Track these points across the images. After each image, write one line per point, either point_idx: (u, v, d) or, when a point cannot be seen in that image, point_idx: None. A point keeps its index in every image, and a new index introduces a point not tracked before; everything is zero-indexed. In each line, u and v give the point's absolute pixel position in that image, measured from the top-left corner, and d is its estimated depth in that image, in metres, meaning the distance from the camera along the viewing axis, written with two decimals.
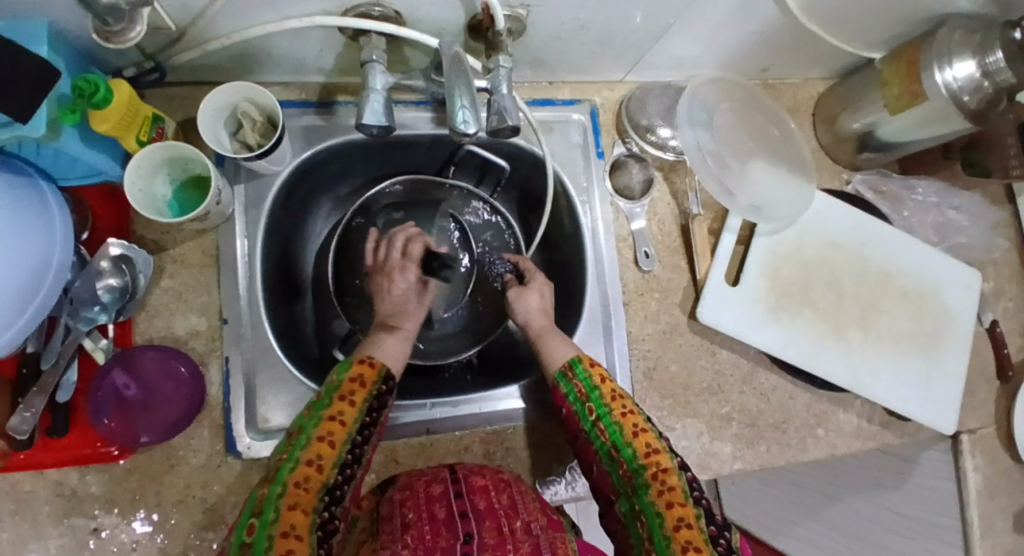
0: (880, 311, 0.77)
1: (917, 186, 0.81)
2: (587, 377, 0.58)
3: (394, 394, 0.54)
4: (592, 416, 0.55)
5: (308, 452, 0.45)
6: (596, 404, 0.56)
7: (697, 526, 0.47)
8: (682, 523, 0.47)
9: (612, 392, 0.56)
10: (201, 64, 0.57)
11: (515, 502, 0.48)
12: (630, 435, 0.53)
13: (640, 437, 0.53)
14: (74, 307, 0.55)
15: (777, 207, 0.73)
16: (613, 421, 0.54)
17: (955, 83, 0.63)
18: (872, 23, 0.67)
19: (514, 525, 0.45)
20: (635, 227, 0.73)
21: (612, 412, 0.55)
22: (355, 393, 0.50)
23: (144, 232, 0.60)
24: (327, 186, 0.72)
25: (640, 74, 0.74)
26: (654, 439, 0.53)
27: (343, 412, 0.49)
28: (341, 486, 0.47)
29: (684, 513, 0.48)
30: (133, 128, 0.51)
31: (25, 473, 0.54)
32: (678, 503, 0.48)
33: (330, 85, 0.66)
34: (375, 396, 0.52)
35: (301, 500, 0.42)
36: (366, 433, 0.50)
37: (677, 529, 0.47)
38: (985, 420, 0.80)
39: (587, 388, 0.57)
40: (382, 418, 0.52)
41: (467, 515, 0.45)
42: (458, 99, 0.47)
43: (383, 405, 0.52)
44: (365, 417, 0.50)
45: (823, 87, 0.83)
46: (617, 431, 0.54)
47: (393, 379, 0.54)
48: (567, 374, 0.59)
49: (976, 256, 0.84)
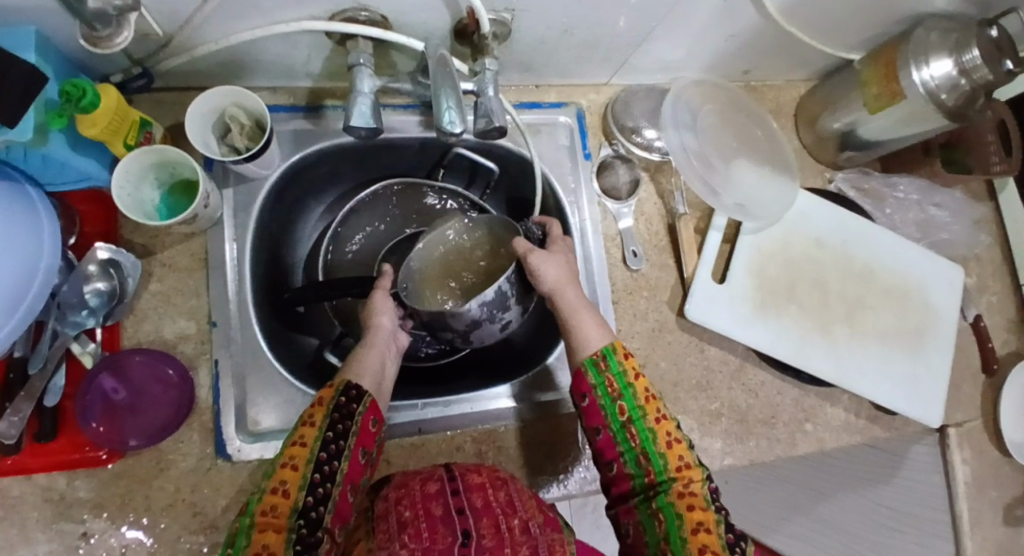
0: (865, 307, 0.78)
1: (899, 184, 0.83)
2: (623, 373, 0.55)
3: (361, 402, 0.51)
4: (624, 417, 0.54)
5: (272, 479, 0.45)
6: (628, 405, 0.54)
7: (716, 532, 0.48)
8: (701, 526, 0.48)
9: (646, 393, 0.54)
10: (189, 70, 0.57)
11: (512, 500, 0.49)
12: (663, 445, 0.52)
13: (673, 448, 0.52)
14: (62, 312, 0.56)
15: (762, 205, 0.74)
16: (647, 426, 0.53)
17: (932, 81, 0.64)
18: (851, 25, 0.68)
19: (512, 524, 0.46)
20: (623, 227, 0.73)
21: (646, 416, 0.53)
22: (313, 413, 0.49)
23: (133, 236, 0.60)
24: (316, 190, 0.72)
25: (625, 77, 0.75)
26: (685, 449, 0.52)
27: (303, 436, 0.48)
28: (319, 505, 0.45)
29: (703, 517, 0.49)
30: (121, 133, 0.52)
31: (13, 480, 0.54)
32: (699, 508, 0.49)
33: (319, 90, 0.66)
34: (336, 410, 0.50)
35: (272, 524, 0.43)
36: (332, 447, 0.48)
37: (695, 532, 0.48)
38: (971, 413, 0.82)
39: (620, 385, 0.54)
40: (349, 429, 0.50)
41: (463, 512, 0.45)
42: (444, 100, 0.48)
43: (347, 416, 0.50)
44: (328, 432, 0.48)
45: (805, 88, 0.84)
46: (648, 438, 0.52)
47: (355, 388, 0.52)
48: (598, 364, 0.55)
49: (959, 252, 0.85)
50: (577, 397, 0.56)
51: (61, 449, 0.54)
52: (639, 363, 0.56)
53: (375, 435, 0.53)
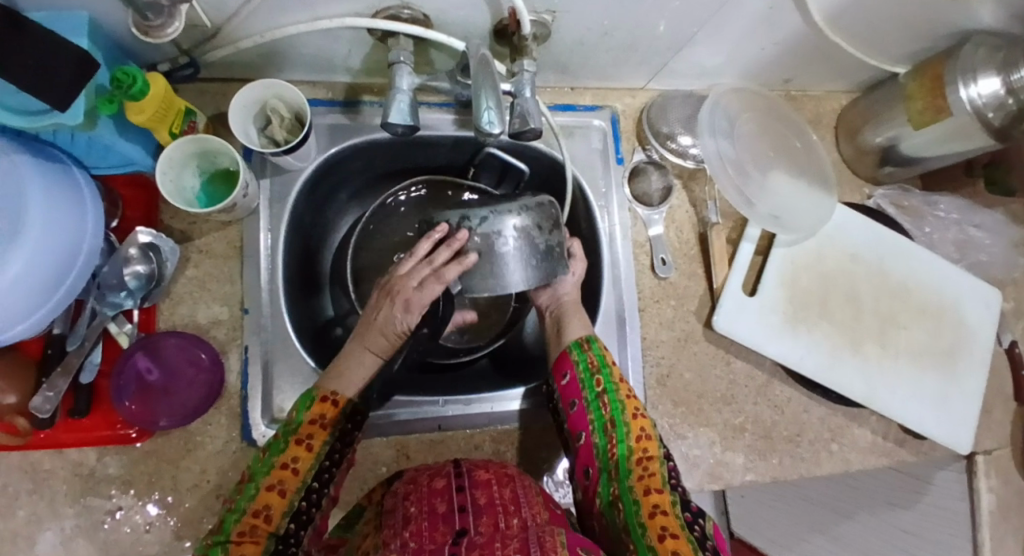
0: (898, 326, 0.76)
1: (940, 202, 0.80)
2: (602, 358, 0.60)
3: (360, 430, 0.55)
4: (598, 388, 0.57)
5: (256, 502, 0.47)
6: (604, 378, 0.58)
7: (671, 512, 0.48)
8: (657, 509, 0.48)
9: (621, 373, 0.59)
10: (233, 61, 0.58)
11: (517, 497, 0.48)
12: (629, 416, 0.56)
13: (637, 420, 0.56)
14: (101, 292, 0.57)
15: (797, 217, 0.73)
16: (618, 398, 0.57)
17: (980, 99, 0.62)
18: (897, 38, 0.67)
19: (511, 522, 0.44)
20: (652, 234, 0.73)
21: (618, 392, 0.57)
22: (313, 438, 0.51)
23: (172, 221, 0.61)
24: (349, 185, 0.73)
25: (662, 82, 0.74)
26: (648, 427, 0.56)
27: (297, 459, 0.49)
28: (301, 529, 0.48)
29: (659, 499, 0.49)
30: (167, 121, 0.53)
31: (46, 452, 0.56)
32: (655, 490, 0.50)
33: (356, 85, 0.67)
34: (338, 437, 0.52)
35: (250, 541, 0.44)
36: (324, 477, 0.51)
37: (652, 516, 0.48)
38: (1002, 441, 0.79)
39: (599, 362, 0.59)
40: (343, 456, 0.53)
41: (465, 510, 0.45)
42: (484, 99, 0.48)
43: (348, 444, 0.53)
44: (324, 460, 0.51)
45: (846, 100, 0.82)
46: (618, 409, 0.56)
47: (362, 415, 0.55)
48: (581, 345, 0.61)
49: (998, 274, 0.83)
50: (558, 376, 0.61)
51: (93, 426, 0.56)
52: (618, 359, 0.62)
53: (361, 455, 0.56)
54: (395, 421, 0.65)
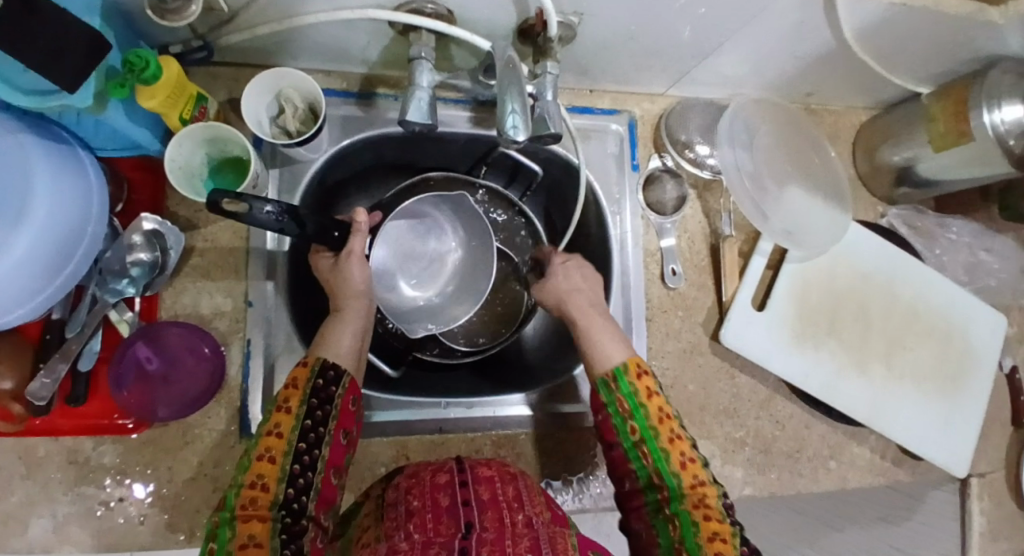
0: (904, 349, 0.76)
1: (953, 225, 0.80)
2: (633, 394, 0.51)
3: (340, 384, 0.50)
4: (635, 437, 0.50)
5: (250, 474, 0.43)
6: (640, 427, 0.50)
7: (731, 541, 0.46)
8: (717, 536, 0.46)
9: (659, 413, 0.51)
10: (248, 46, 0.56)
11: (520, 495, 0.47)
12: (677, 466, 0.49)
13: (687, 467, 0.49)
14: (103, 278, 0.56)
15: (811, 234, 0.72)
16: (659, 446, 0.49)
17: (1002, 126, 0.61)
18: (925, 58, 0.65)
19: (516, 519, 0.44)
20: (665, 244, 0.72)
21: (659, 438, 0.50)
22: (290, 400, 0.47)
23: (177, 208, 0.60)
24: (358, 174, 0.71)
25: (683, 89, 0.73)
26: (701, 472, 0.49)
27: (280, 425, 0.46)
28: (302, 495, 0.45)
29: (719, 528, 0.46)
30: (178, 106, 0.51)
31: (41, 438, 0.55)
32: (714, 518, 0.47)
33: (372, 77, 0.65)
34: (313, 395, 0.48)
35: (256, 516, 0.41)
36: (310, 438, 0.46)
37: (711, 540, 0.46)
38: (995, 464, 0.80)
39: (631, 406, 0.51)
40: (328, 414, 0.48)
41: (469, 504, 0.44)
42: (509, 102, 0.47)
43: (326, 400, 0.48)
44: (306, 421, 0.47)
45: (866, 116, 0.81)
46: (662, 459, 0.49)
47: (332, 369, 0.50)
48: (609, 385, 0.52)
49: (1005, 301, 0.82)
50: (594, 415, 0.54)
51: (89, 414, 0.55)
52: (655, 382, 0.53)
53: (354, 414, 0.51)
54: (397, 421, 0.65)
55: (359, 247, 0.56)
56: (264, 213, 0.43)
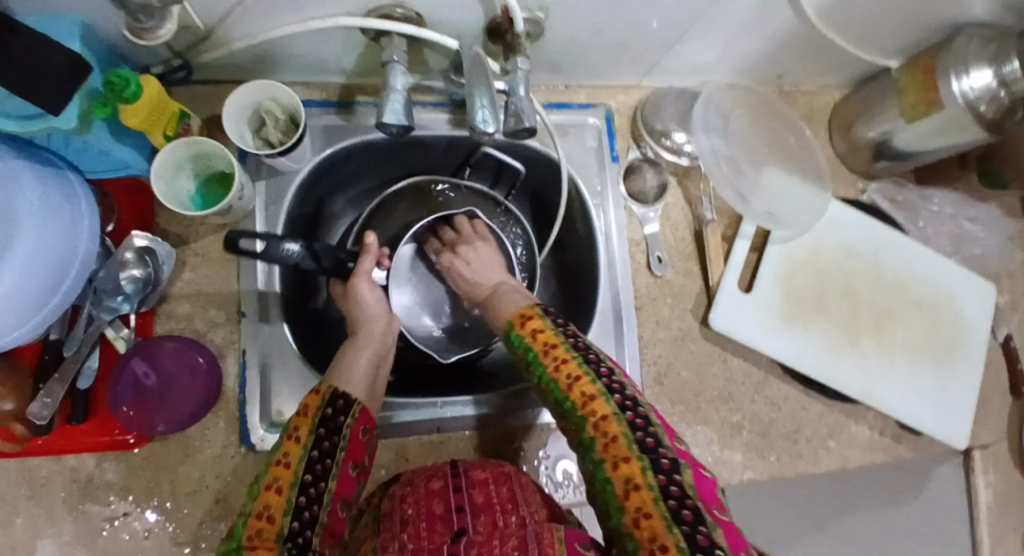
0: (894, 322, 0.76)
1: (934, 197, 0.81)
2: (522, 340, 0.46)
3: (349, 414, 0.48)
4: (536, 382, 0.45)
5: (257, 503, 0.41)
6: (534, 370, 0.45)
7: (643, 484, 0.37)
8: (628, 483, 0.38)
9: (544, 344, 0.45)
10: (226, 63, 0.58)
11: (515, 494, 0.47)
12: (565, 391, 0.42)
13: (575, 387, 0.42)
14: (98, 296, 0.57)
15: (791, 213, 0.73)
16: (549, 378, 0.44)
17: (972, 92, 0.63)
18: (889, 31, 0.67)
19: (509, 520, 0.43)
20: (648, 231, 0.73)
21: (547, 370, 0.44)
22: (299, 428, 0.46)
23: (167, 225, 0.61)
24: (344, 184, 0.72)
25: (656, 79, 0.75)
26: (590, 387, 0.42)
27: (288, 454, 0.44)
28: (308, 530, 0.42)
29: (628, 468, 0.38)
30: (160, 123, 0.53)
31: (43, 459, 0.56)
32: (621, 459, 0.38)
33: (350, 86, 0.67)
34: (321, 425, 0.46)
35: (262, 546, 0.39)
36: (318, 468, 0.45)
37: (626, 493, 0.38)
38: (998, 435, 0.79)
39: (521, 352, 0.46)
40: (337, 444, 0.47)
41: (462, 510, 0.44)
42: (478, 98, 0.48)
43: (334, 430, 0.47)
44: (314, 450, 0.45)
45: (839, 96, 0.83)
46: (561, 395, 0.43)
47: (342, 398, 0.49)
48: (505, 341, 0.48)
49: (992, 268, 0.83)
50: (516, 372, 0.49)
51: (90, 431, 0.56)
52: (543, 313, 0.47)
53: (364, 446, 0.49)
54: (393, 424, 0.64)
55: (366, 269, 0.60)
56: (281, 249, 0.52)
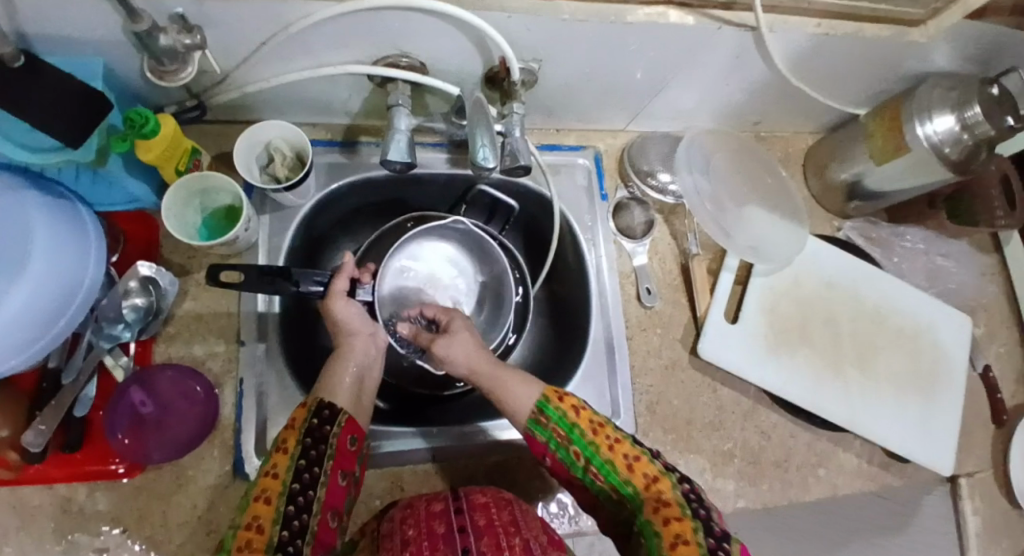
0: (875, 352, 0.79)
1: (906, 233, 0.86)
2: (563, 417, 0.48)
3: (336, 423, 0.49)
4: (581, 460, 0.48)
5: (246, 514, 0.42)
6: (581, 447, 0.48)
7: (695, 541, 0.42)
8: (679, 539, 0.42)
9: (593, 425, 0.48)
10: (239, 103, 0.62)
11: (516, 519, 0.47)
12: (625, 471, 0.47)
13: (636, 468, 0.47)
14: (99, 325, 0.58)
15: (773, 248, 0.77)
16: (604, 459, 0.47)
17: (936, 137, 0.68)
18: (856, 80, 0.72)
19: (513, 543, 0.44)
20: (637, 264, 0.76)
21: (600, 450, 0.47)
22: (286, 439, 0.46)
23: (171, 255, 0.63)
24: (344, 219, 0.75)
25: (641, 124, 0.79)
26: (650, 467, 0.47)
27: (275, 465, 0.45)
28: (297, 538, 0.43)
29: (681, 528, 0.43)
30: (172, 159, 0.55)
31: (34, 488, 0.55)
32: (675, 519, 0.43)
33: (355, 127, 0.71)
34: (308, 434, 0.47)
35: None
36: (305, 477, 0.45)
37: (674, 547, 0.42)
38: (983, 463, 0.81)
39: (565, 430, 0.48)
40: (324, 453, 0.47)
41: (465, 531, 0.44)
42: (480, 137, 0.52)
43: (320, 439, 0.47)
44: (300, 460, 0.46)
45: (812, 140, 0.88)
46: (609, 469, 0.47)
47: (328, 408, 0.49)
48: (538, 421, 0.49)
49: (965, 300, 0.87)
50: (537, 457, 0.51)
51: (84, 460, 0.56)
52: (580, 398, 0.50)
53: (352, 456, 0.50)
54: (387, 453, 0.65)
55: (344, 286, 0.57)
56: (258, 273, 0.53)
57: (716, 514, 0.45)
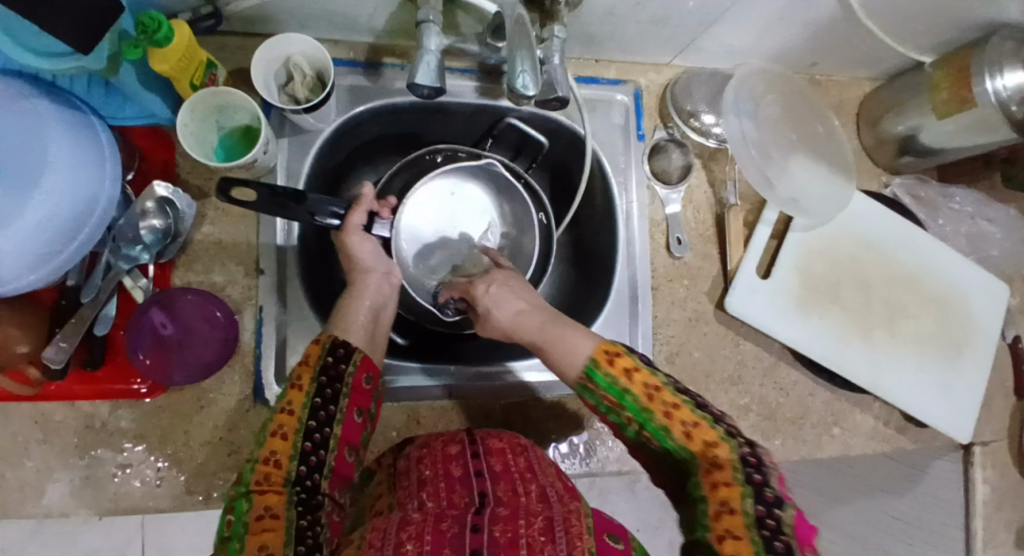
0: (906, 315, 0.76)
1: (956, 195, 0.81)
2: (611, 381, 0.44)
3: (350, 362, 0.48)
4: (633, 424, 0.45)
5: (264, 449, 0.43)
6: (633, 413, 0.44)
7: (741, 510, 0.39)
8: (724, 508, 0.39)
9: (647, 390, 0.44)
10: (256, 15, 0.57)
11: (532, 465, 0.47)
12: (680, 437, 0.43)
13: (693, 435, 0.42)
14: (117, 244, 0.56)
15: (815, 202, 0.73)
16: (657, 425, 0.44)
17: (1006, 92, 0.62)
18: (927, 24, 0.65)
19: (530, 489, 0.43)
20: (670, 212, 0.72)
21: (654, 416, 0.44)
22: (301, 376, 0.46)
23: (189, 177, 0.61)
24: (365, 147, 0.72)
25: (688, 58, 0.73)
26: (709, 432, 0.42)
27: (291, 402, 0.45)
28: (315, 473, 0.44)
29: (729, 494, 0.40)
30: (188, 71, 0.52)
31: (58, 403, 0.56)
32: (723, 484, 0.40)
33: (378, 47, 0.66)
34: (322, 372, 0.46)
35: (271, 490, 0.41)
36: (321, 415, 0.45)
37: (718, 516, 0.39)
38: (999, 433, 0.80)
39: (616, 397, 0.45)
40: (339, 391, 0.46)
41: (482, 475, 0.44)
42: (520, 63, 0.48)
43: (336, 378, 0.46)
44: (316, 398, 0.45)
45: (869, 87, 0.81)
46: (663, 434, 0.44)
47: (342, 346, 0.48)
48: (586, 386, 0.46)
49: (1006, 268, 0.83)
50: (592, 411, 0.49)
51: (106, 378, 0.56)
52: (635, 354, 0.45)
53: (368, 393, 0.49)
54: (406, 388, 0.65)
55: (360, 220, 0.54)
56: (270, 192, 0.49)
57: (776, 477, 0.41)
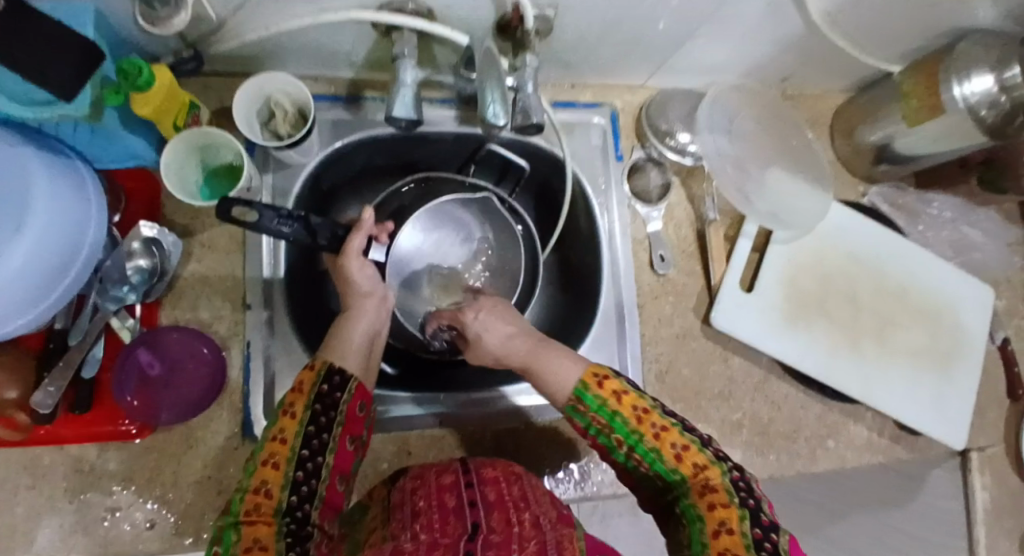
0: (893, 322, 0.77)
1: (934, 201, 0.82)
2: (600, 403, 0.46)
3: (346, 390, 0.47)
4: (622, 447, 0.46)
5: (255, 479, 0.42)
6: (625, 437, 0.46)
7: (738, 531, 0.40)
8: (722, 528, 0.41)
9: (636, 413, 0.46)
10: (237, 55, 0.59)
11: (526, 494, 0.47)
12: (671, 460, 0.45)
13: (683, 458, 0.44)
14: (103, 286, 0.57)
15: (793, 214, 0.74)
16: (647, 447, 0.45)
17: (973, 97, 0.64)
18: (890, 35, 0.67)
19: (523, 518, 0.43)
20: (652, 230, 0.73)
21: (643, 439, 0.45)
22: (295, 404, 0.46)
23: (174, 216, 0.62)
24: (350, 178, 0.73)
25: (662, 79, 0.75)
26: (699, 456, 0.44)
27: (284, 431, 0.45)
28: (306, 503, 0.44)
29: (726, 515, 0.41)
30: (170, 113, 0.53)
31: (45, 448, 0.55)
32: (720, 505, 0.42)
33: (359, 81, 0.68)
34: (317, 400, 0.46)
35: (261, 521, 0.41)
36: (315, 443, 0.45)
37: (716, 536, 0.41)
38: (994, 439, 0.80)
39: (606, 418, 0.46)
40: (332, 420, 0.46)
41: (476, 505, 0.43)
42: (489, 92, 0.49)
43: (330, 406, 0.46)
44: (309, 427, 0.45)
45: (842, 99, 0.83)
46: (654, 457, 0.45)
47: (338, 374, 0.47)
48: (577, 409, 0.47)
49: (989, 272, 0.84)
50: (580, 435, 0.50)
51: (93, 420, 0.56)
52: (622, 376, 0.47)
53: (361, 420, 0.49)
54: (395, 417, 0.65)
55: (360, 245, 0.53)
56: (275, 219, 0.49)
57: (765, 502, 0.43)
